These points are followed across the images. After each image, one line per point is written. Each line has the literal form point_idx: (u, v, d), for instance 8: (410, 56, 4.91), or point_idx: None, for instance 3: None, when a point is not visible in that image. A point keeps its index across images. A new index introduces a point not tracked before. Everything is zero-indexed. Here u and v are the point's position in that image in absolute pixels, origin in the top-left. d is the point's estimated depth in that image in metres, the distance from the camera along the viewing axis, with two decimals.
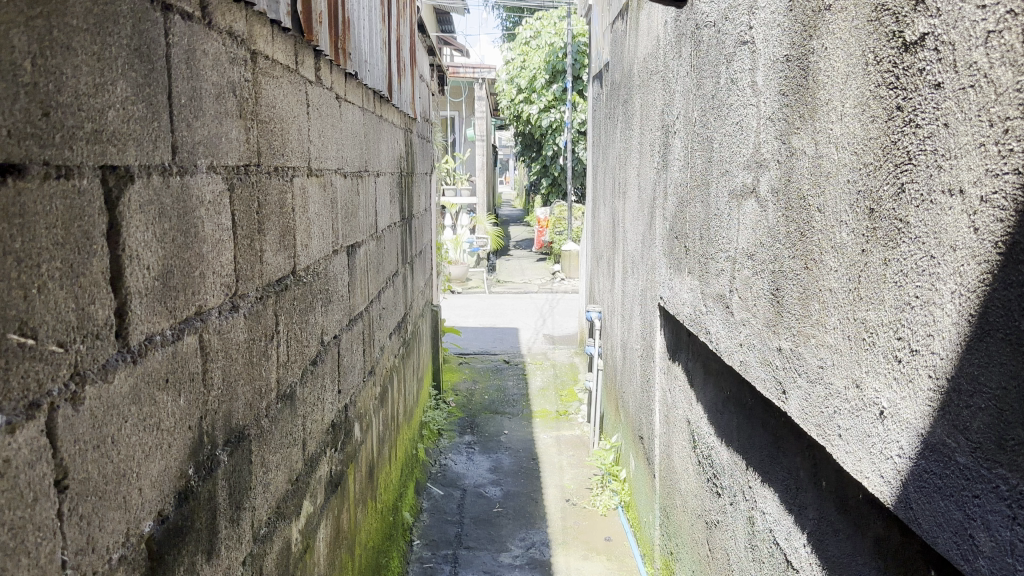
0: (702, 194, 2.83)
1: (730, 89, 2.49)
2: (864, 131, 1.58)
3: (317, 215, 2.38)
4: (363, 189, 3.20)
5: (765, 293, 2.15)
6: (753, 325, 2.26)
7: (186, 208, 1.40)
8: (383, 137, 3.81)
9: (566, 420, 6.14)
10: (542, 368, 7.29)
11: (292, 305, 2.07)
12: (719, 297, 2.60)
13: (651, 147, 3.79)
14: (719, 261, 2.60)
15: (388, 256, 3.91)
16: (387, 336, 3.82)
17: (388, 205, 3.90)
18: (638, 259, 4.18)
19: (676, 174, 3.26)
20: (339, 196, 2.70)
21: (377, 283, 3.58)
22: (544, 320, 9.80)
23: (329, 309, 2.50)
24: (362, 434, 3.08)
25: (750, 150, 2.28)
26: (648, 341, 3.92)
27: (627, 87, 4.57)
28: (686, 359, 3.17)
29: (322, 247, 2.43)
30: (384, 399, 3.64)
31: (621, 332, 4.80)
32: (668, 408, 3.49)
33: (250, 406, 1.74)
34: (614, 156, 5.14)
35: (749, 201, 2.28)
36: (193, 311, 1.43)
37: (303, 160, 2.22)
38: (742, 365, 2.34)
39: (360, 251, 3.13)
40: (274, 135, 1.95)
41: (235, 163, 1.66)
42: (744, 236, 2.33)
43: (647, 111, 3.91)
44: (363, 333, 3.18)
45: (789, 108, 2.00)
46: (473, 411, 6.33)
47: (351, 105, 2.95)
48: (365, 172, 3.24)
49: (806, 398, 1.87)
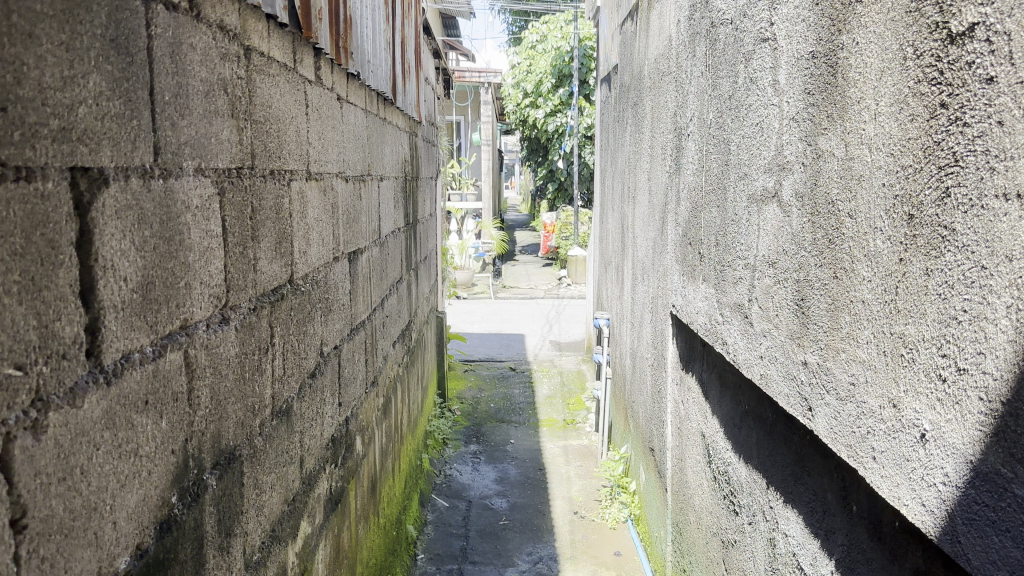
0: (718, 199, 2.71)
1: (749, 88, 2.38)
2: (902, 131, 1.47)
3: (317, 221, 2.27)
4: (366, 194, 3.10)
5: (789, 303, 2.04)
6: (775, 337, 2.14)
7: (170, 214, 1.29)
8: (387, 140, 3.71)
9: (573, 429, 6.02)
10: (549, 376, 7.17)
11: (288, 316, 1.96)
12: (736, 306, 2.48)
13: (662, 150, 3.68)
14: (736, 269, 2.49)
15: (392, 263, 3.80)
16: (390, 345, 3.71)
17: (392, 211, 3.80)
18: (648, 266, 4.06)
19: (689, 178, 3.15)
20: (341, 201, 2.60)
21: (381, 290, 3.47)
22: (551, 326, 9.68)
23: (329, 319, 2.40)
24: (364, 448, 2.98)
25: (771, 152, 2.17)
26: (659, 351, 3.81)
27: (637, 90, 4.46)
28: (700, 370, 3.05)
29: (322, 254, 2.33)
30: (387, 411, 3.53)
31: (630, 340, 4.68)
32: (680, 420, 3.37)
33: (242, 425, 1.63)
34: (623, 160, 5.03)
35: (771, 206, 2.16)
36: (177, 325, 1.32)
37: (302, 163, 2.11)
38: (764, 378, 2.22)
39: (363, 258, 3.03)
40: (270, 137, 1.85)
41: (226, 166, 1.55)
42: (765, 243, 2.22)
43: (658, 113, 3.80)
44: (366, 342, 3.08)
45: (814, 107, 1.89)
46: (478, 419, 6.21)
47: (353, 106, 2.85)
48: (368, 176, 3.13)
49: (835, 417, 1.76)
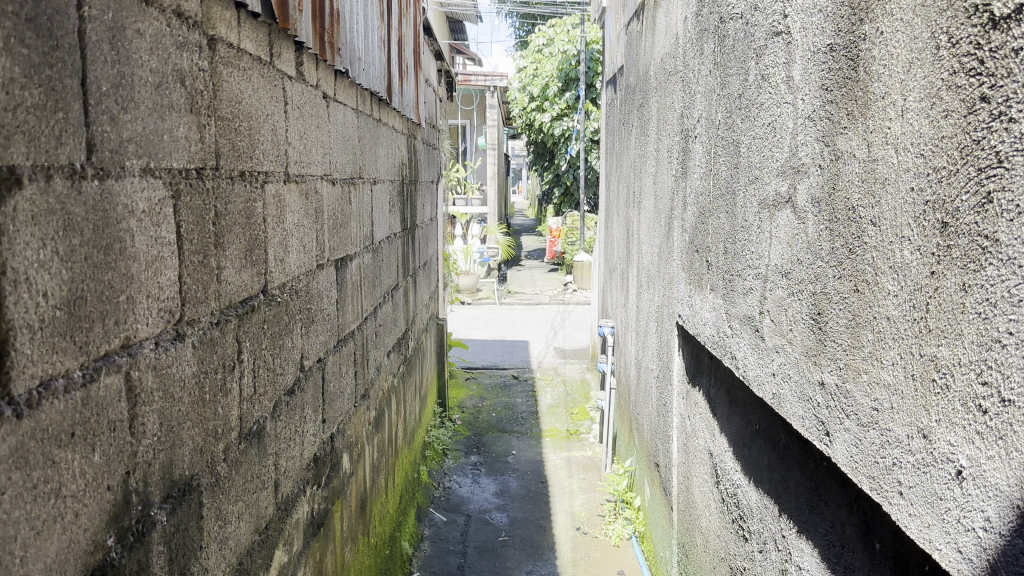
0: (727, 205, 2.56)
1: (761, 86, 2.23)
2: (934, 129, 1.31)
3: (298, 227, 2.13)
4: (356, 198, 2.95)
5: (804, 317, 1.88)
6: (789, 353, 1.98)
7: (108, 220, 1.15)
8: (382, 143, 3.57)
9: (577, 440, 5.85)
10: (553, 385, 7.00)
11: (261, 329, 1.81)
12: (746, 319, 2.32)
13: (669, 153, 3.52)
14: (746, 279, 2.33)
15: (387, 270, 3.65)
16: (384, 354, 3.56)
17: (387, 216, 3.65)
18: (653, 273, 3.90)
19: (697, 182, 2.99)
20: (326, 205, 2.45)
21: (373, 299, 3.32)
22: (556, 333, 9.51)
23: (310, 331, 2.25)
24: (353, 466, 2.82)
25: (785, 154, 2.01)
26: (664, 363, 3.65)
27: (643, 91, 4.30)
28: (707, 385, 2.89)
29: (304, 261, 2.18)
30: (380, 424, 3.37)
31: (635, 349, 4.52)
32: (687, 437, 3.21)
33: (201, 451, 1.49)
34: (628, 164, 4.87)
35: (784, 212, 2.01)
36: (117, 344, 1.17)
37: (279, 164, 1.97)
38: (776, 398, 2.07)
39: (353, 265, 2.88)
40: (239, 135, 1.70)
41: (182, 166, 1.41)
42: (778, 252, 2.06)
43: (664, 115, 3.65)
44: (356, 353, 2.93)
45: (832, 105, 1.73)
46: (479, 429, 6.04)
47: (342, 105, 2.70)
48: (359, 179, 2.99)
49: (856, 444, 1.60)
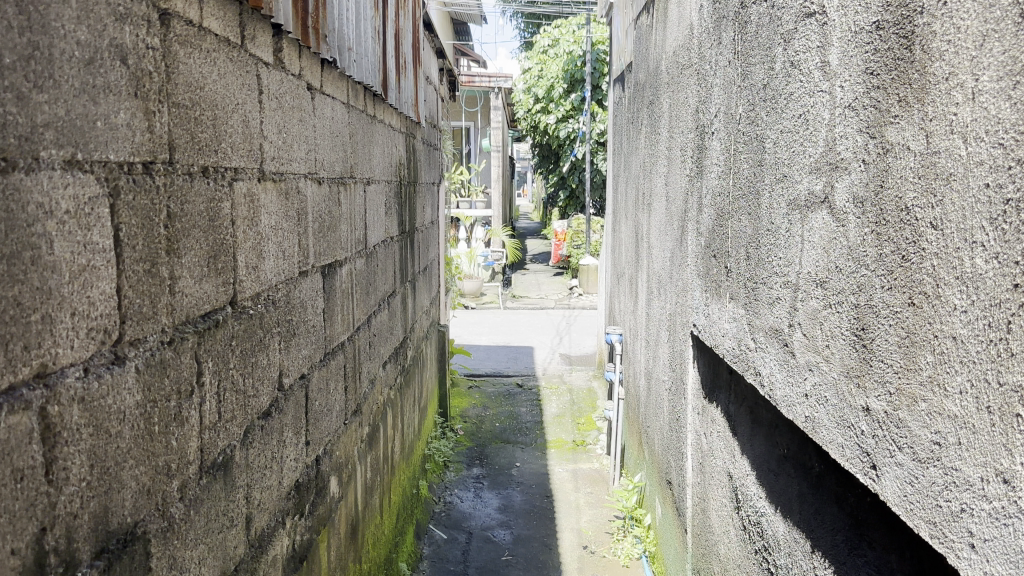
0: (750, 206, 2.34)
1: (789, 74, 2.01)
2: (1018, 113, 1.09)
3: (275, 230, 1.91)
4: (348, 199, 2.74)
5: (845, 333, 1.66)
6: (826, 372, 1.76)
7: (14, 222, 0.93)
8: (377, 140, 3.36)
9: (583, 452, 5.62)
10: (558, 393, 6.77)
11: (229, 346, 1.60)
12: (773, 332, 2.10)
13: (682, 151, 3.30)
14: (773, 288, 2.11)
15: (382, 276, 3.44)
16: (380, 366, 3.35)
17: (382, 219, 3.44)
18: (665, 280, 3.68)
19: (714, 182, 2.77)
20: (311, 206, 2.24)
21: (367, 308, 3.10)
22: (561, 339, 9.29)
23: (291, 345, 2.04)
24: (343, 489, 2.61)
25: (820, 148, 1.80)
26: (677, 376, 3.42)
27: (654, 88, 4.09)
28: (726, 401, 2.67)
29: (283, 269, 1.97)
30: (374, 441, 3.15)
31: (645, 359, 4.30)
32: (703, 455, 2.98)
33: (150, 492, 1.27)
34: (638, 164, 4.65)
35: (820, 214, 1.79)
36: (27, 374, 0.96)
37: (252, 160, 1.75)
38: (810, 422, 1.85)
39: (344, 271, 2.67)
40: (201, 125, 1.49)
41: (122, 158, 1.20)
42: (813, 258, 1.84)
43: (677, 111, 3.43)
44: (346, 366, 2.72)
45: (879, 91, 1.51)
46: (482, 440, 5.82)
47: (330, 98, 2.49)
48: (351, 178, 2.78)
49: (910, 483, 1.38)
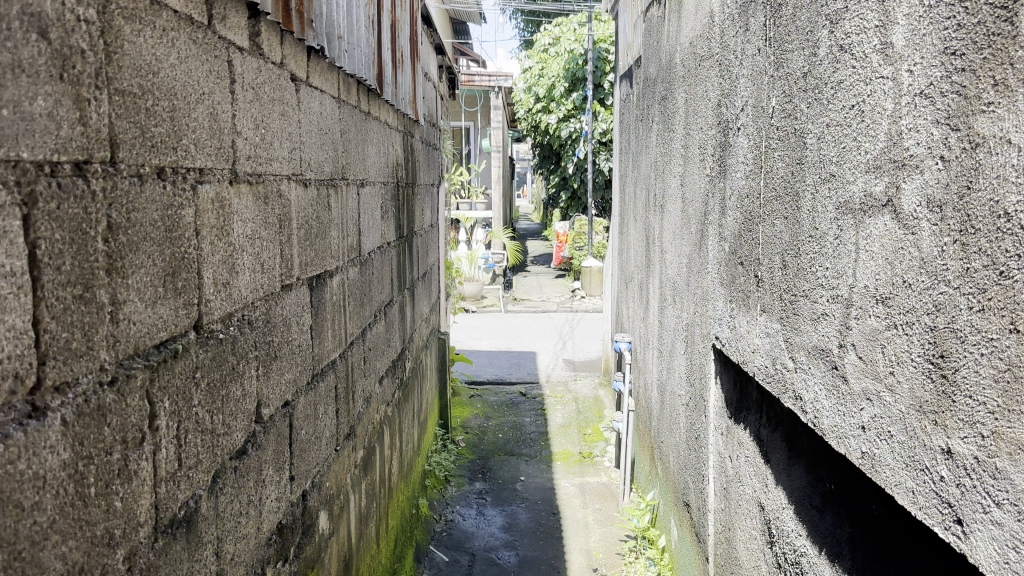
0: (786, 210, 2.09)
1: (836, 61, 1.77)
2: None
3: (251, 240, 1.67)
4: (339, 202, 2.49)
5: (916, 360, 1.42)
6: (890, 404, 1.52)
7: None
8: (372, 139, 3.11)
9: (590, 464, 5.37)
10: (563, 402, 6.51)
11: (192, 379, 1.36)
12: (819, 351, 1.86)
13: (701, 149, 3.06)
14: (818, 302, 1.87)
15: (378, 284, 3.19)
16: (376, 381, 3.10)
17: (378, 224, 3.19)
18: (681, 287, 3.44)
19: (740, 183, 2.52)
20: (296, 211, 2.00)
21: (362, 321, 2.85)
22: (565, 344, 9.03)
23: (273, 370, 1.80)
24: (335, 522, 2.36)
25: (880, 145, 1.56)
26: (696, 391, 3.18)
27: (667, 83, 3.84)
28: (756, 424, 2.43)
29: (261, 283, 1.72)
30: (369, 465, 2.90)
31: (658, 370, 4.05)
32: (728, 480, 2.74)
33: (84, 569, 1.03)
34: (648, 164, 4.41)
35: (881, 221, 1.55)
36: None
37: (222, 160, 1.51)
38: (869, 459, 1.60)
39: (335, 283, 2.42)
40: (154, 117, 1.25)
41: (40, 157, 0.95)
42: (872, 270, 1.59)
43: (694, 106, 3.18)
44: (339, 386, 2.47)
45: (963, 75, 1.27)
46: (485, 453, 5.56)
47: (318, 91, 2.25)
48: (343, 179, 2.53)
49: (1013, 548, 1.14)
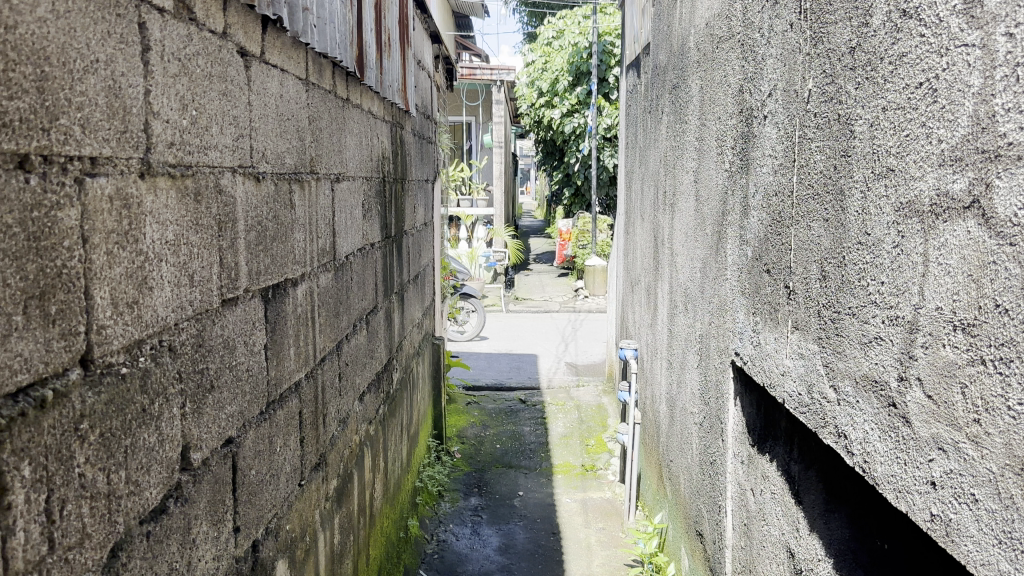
0: (826, 211, 1.77)
1: (896, 32, 1.44)
2: None
3: (175, 247, 1.35)
4: (307, 199, 2.17)
5: (1017, 409, 1.10)
6: (975, 460, 1.20)
7: None
8: (352, 128, 2.79)
9: (593, 478, 5.05)
10: (565, 409, 6.19)
11: (73, 432, 1.04)
12: (872, 384, 1.54)
13: (719, 141, 2.73)
14: (870, 324, 1.55)
15: (359, 291, 2.86)
16: (355, 398, 2.78)
17: (359, 225, 2.87)
18: (695, 293, 3.12)
19: (767, 179, 2.20)
20: (243, 211, 1.67)
21: (337, 335, 2.53)
22: (567, 346, 8.72)
23: (206, 404, 1.48)
24: (298, 569, 2.05)
25: (961, 132, 1.23)
26: (711, 411, 2.86)
27: (679, 69, 3.51)
28: (786, 457, 2.11)
29: (188, 300, 1.40)
30: (345, 495, 2.58)
31: (667, 383, 3.73)
32: (749, 516, 2.42)
33: None
34: (657, 158, 4.08)
35: (964, 227, 1.22)
36: None
37: (127, 147, 1.19)
38: (942, 523, 1.28)
39: (300, 292, 2.10)
40: (15, 86, 0.93)
41: None
42: (949, 289, 1.27)
43: (711, 92, 2.86)
44: (305, 410, 2.15)
45: None
46: (482, 465, 5.24)
47: (277, 69, 1.93)
48: (311, 173, 2.21)
49: None
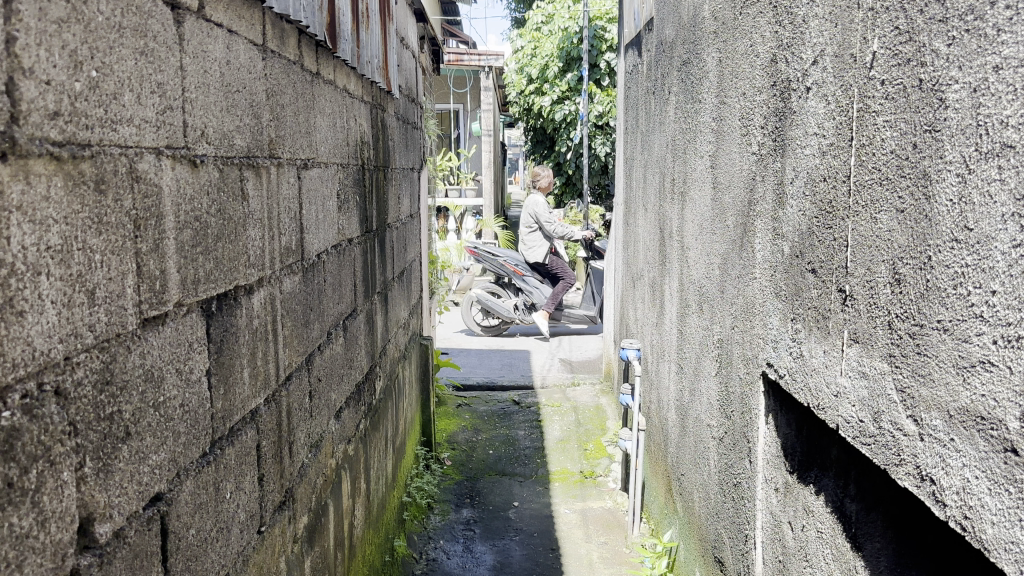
0: (903, 200, 1.43)
1: None
2: None
3: (63, 254, 1.00)
4: (266, 189, 1.81)
5: None
6: None
7: None
8: (324, 108, 2.43)
9: (593, 486, 4.72)
10: (561, 411, 5.85)
11: None
12: (977, 418, 1.21)
13: (744, 120, 2.39)
14: (972, 344, 1.22)
15: (335, 293, 2.51)
16: (330, 417, 2.43)
17: (333, 218, 2.52)
18: (711, 292, 2.78)
19: (811, 162, 1.86)
20: (171, 204, 1.32)
21: (307, 347, 2.18)
22: (561, 341, 8.39)
23: (117, 456, 1.13)
24: None
25: None
26: (734, 426, 2.53)
27: (690, 44, 3.16)
28: (838, 493, 1.80)
29: (84, 323, 1.05)
30: (318, 531, 2.24)
31: (677, 389, 3.40)
32: (784, 553, 2.09)
33: None
34: (663, 142, 3.73)
35: None
36: None
37: None
38: None
39: (257, 301, 1.75)
40: None
41: None
42: None
43: (733, 65, 2.51)
44: (266, 441, 1.80)
45: None
46: (473, 473, 4.88)
47: (222, 29, 1.57)
48: (270, 158, 1.85)
49: None
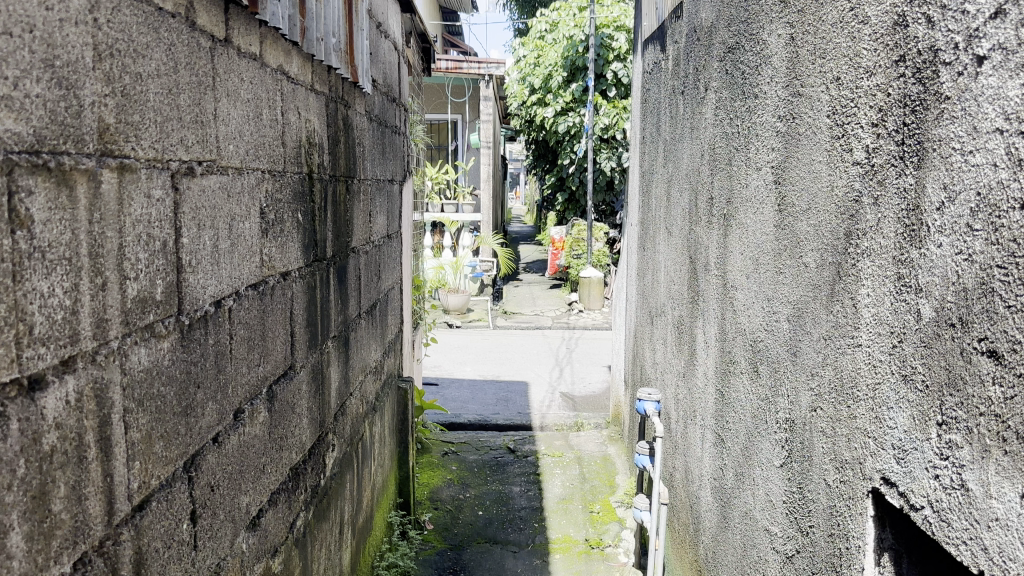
0: None
1: None
2: None
3: None
4: (87, 204, 1.08)
5: None
6: None
7: None
8: (240, 91, 1.71)
9: (600, 559, 3.94)
10: (564, 463, 5.09)
11: None
12: None
13: (838, 117, 1.67)
14: None
15: (252, 353, 1.78)
16: (237, 532, 1.69)
17: (252, 246, 1.78)
18: (775, 351, 2.05)
19: (996, 177, 1.14)
20: None
21: (191, 444, 1.44)
22: (562, 371, 7.64)
23: None
24: None
25: None
26: (814, 551, 1.78)
27: (739, 24, 2.45)
28: None
29: None
30: None
31: (714, 466, 2.67)
32: None
33: None
34: (697, 150, 3.01)
35: None
36: None
37: None
38: None
39: (56, 399, 1.01)
40: None
41: None
42: None
43: (817, 42, 1.79)
44: None
45: None
46: (459, 540, 4.12)
47: None
48: (103, 155, 1.13)
49: None
